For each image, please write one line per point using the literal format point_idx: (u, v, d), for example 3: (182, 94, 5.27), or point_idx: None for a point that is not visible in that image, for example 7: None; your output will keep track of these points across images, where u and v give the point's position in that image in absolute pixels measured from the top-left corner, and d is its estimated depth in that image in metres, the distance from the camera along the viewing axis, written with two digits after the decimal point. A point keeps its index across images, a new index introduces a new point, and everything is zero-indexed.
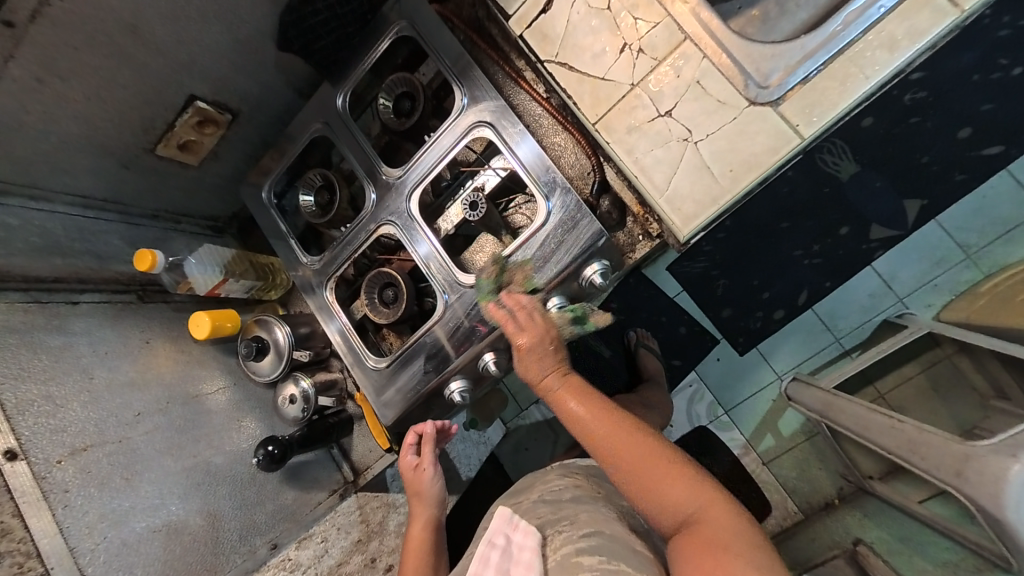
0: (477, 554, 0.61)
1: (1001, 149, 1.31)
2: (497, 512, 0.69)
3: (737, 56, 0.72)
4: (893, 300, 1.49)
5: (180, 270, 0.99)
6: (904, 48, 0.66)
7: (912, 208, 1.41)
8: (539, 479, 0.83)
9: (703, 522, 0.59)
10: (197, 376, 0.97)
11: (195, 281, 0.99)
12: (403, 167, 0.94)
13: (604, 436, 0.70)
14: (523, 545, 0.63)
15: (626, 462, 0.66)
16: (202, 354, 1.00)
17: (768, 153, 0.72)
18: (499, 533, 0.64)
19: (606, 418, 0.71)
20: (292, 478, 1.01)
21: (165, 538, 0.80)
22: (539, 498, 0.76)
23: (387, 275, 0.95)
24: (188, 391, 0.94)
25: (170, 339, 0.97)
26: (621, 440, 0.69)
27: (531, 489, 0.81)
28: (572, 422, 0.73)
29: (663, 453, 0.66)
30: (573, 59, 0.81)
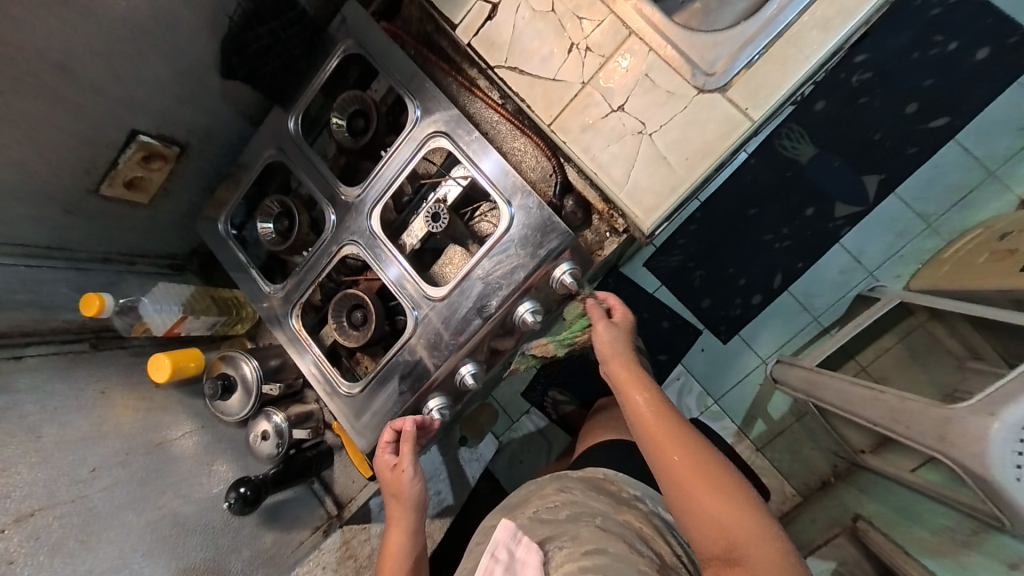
0: (482, 567, 0.61)
1: (946, 120, 1.38)
2: (503, 522, 0.66)
3: (682, 47, 0.74)
4: (863, 274, 1.51)
5: (133, 312, 0.94)
6: (838, 26, 0.68)
7: (870, 184, 1.45)
8: (537, 490, 0.78)
9: (744, 557, 0.57)
10: (158, 424, 0.91)
11: (151, 323, 0.95)
12: (362, 186, 0.92)
13: (665, 436, 0.68)
14: (526, 562, 0.61)
15: (680, 467, 0.64)
16: (166, 400, 0.95)
17: (720, 139, 0.72)
18: (503, 547, 0.62)
19: (667, 416, 0.70)
20: (271, 519, 0.97)
21: None
22: (534, 515, 0.72)
23: (354, 296, 0.93)
24: (151, 439, 0.89)
25: (128, 387, 0.92)
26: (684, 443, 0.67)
27: (529, 501, 0.76)
28: (634, 415, 0.72)
29: (718, 473, 0.63)
30: (522, 64, 0.82)
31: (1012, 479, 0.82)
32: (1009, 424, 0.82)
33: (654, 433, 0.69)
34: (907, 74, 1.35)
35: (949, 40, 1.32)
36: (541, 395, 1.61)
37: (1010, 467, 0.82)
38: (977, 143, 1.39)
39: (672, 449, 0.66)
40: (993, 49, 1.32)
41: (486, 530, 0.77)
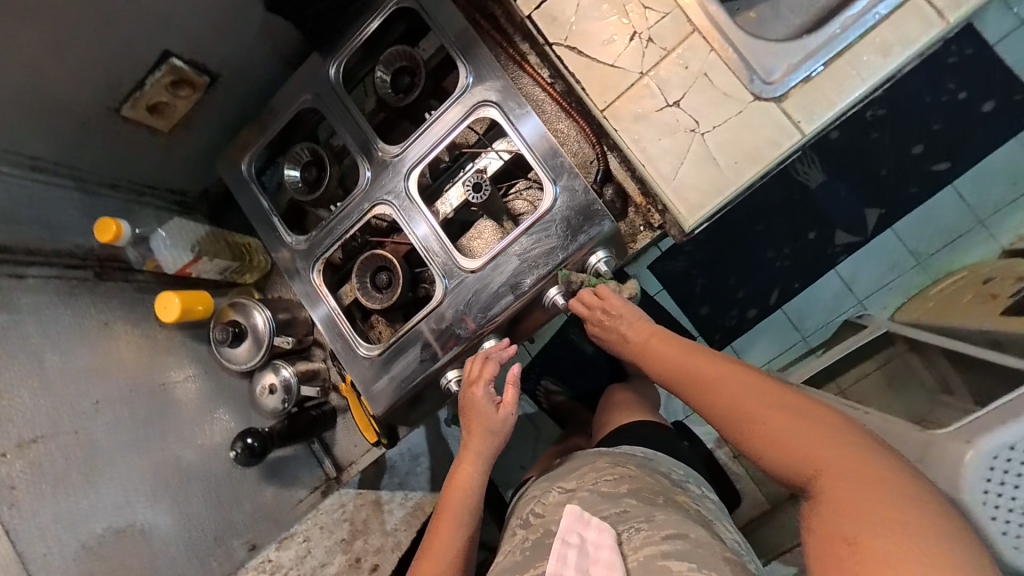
0: (554, 554, 0.60)
1: (948, 164, 1.46)
2: (567, 507, 0.65)
3: (743, 52, 0.76)
4: (854, 301, 1.60)
5: (145, 246, 0.90)
6: (897, 53, 0.71)
7: (872, 215, 1.51)
8: (589, 465, 0.79)
9: (831, 477, 0.55)
10: (158, 365, 0.88)
11: (162, 260, 0.91)
12: (402, 145, 0.90)
13: (709, 383, 0.67)
14: (599, 544, 0.61)
15: (734, 409, 0.64)
16: (169, 341, 0.91)
17: (770, 146, 0.74)
18: (572, 532, 0.62)
19: (707, 363, 0.69)
20: (271, 475, 0.95)
21: (130, 537, 0.75)
22: (593, 488, 0.73)
23: (381, 258, 0.91)
24: (154, 380, 0.86)
25: (132, 322, 0.88)
26: (731, 383, 0.66)
27: (581, 474, 0.78)
28: (674, 373, 0.72)
29: (778, 404, 0.62)
30: (582, 45, 0.82)
31: (981, 504, 0.82)
32: (983, 451, 0.82)
33: (699, 381, 0.68)
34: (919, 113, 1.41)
35: (960, 88, 1.38)
36: (535, 383, 1.61)
37: (980, 491, 0.82)
38: (969, 190, 1.49)
39: (723, 394, 0.66)
40: (997, 103, 1.40)
41: (534, 502, 0.78)
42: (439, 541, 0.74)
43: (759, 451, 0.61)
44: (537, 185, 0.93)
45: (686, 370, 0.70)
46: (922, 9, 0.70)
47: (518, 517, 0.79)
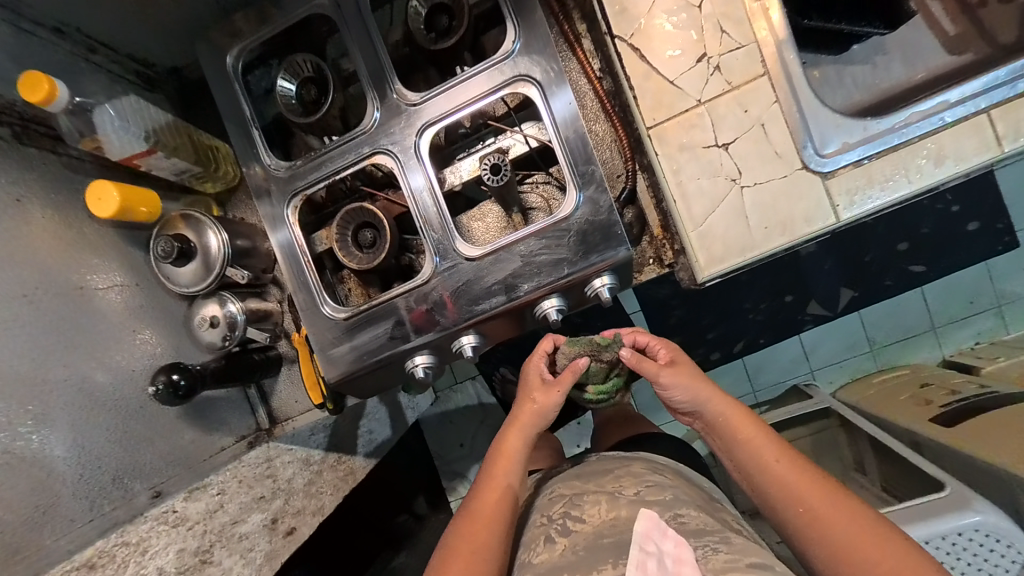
0: (632, 560, 0.56)
1: (925, 268, 1.53)
2: (644, 513, 0.63)
3: (805, 115, 0.73)
4: (806, 369, 1.67)
5: (85, 118, 0.76)
6: (948, 165, 0.70)
7: (845, 295, 1.58)
8: (625, 471, 0.77)
9: None
10: (82, 264, 0.77)
11: (105, 141, 0.78)
12: (423, 94, 0.80)
13: (797, 482, 0.66)
14: (681, 560, 0.56)
15: (809, 514, 0.63)
16: (99, 240, 0.81)
17: (804, 221, 0.73)
18: (650, 540, 0.58)
19: (793, 461, 0.67)
20: (194, 415, 0.86)
21: (23, 467, 0.63)
22: (636, 497, 0.69)
23: (370, 214, 0.83)
24: (71, 281, 0.75)
25: (53, 208, 0.75)
26: (812, 488, 0.65)
27: (618, 478, 0.74)
28: (752, 458, 0.70)
29: (863, 524, 0.60)
30: (645, 49, 0.74)
31: None
32: None
33: (775, 474, 0.67)
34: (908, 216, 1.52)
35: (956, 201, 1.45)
36: (493, 368, 1.55)
37: None
38: (936, 297, 1.57)
39: (808, 498, 0.64)
40: (981, 225, 1.49)
41: (566, 498, 0.73)
42: (487, 510, 0.70)
43: (808, 532, 0.63)
44: (556, 183, 0.86)
45: (744, 441, 0.71)
46: (980, 128, 0.70)
47: (542, 513, 0.73)
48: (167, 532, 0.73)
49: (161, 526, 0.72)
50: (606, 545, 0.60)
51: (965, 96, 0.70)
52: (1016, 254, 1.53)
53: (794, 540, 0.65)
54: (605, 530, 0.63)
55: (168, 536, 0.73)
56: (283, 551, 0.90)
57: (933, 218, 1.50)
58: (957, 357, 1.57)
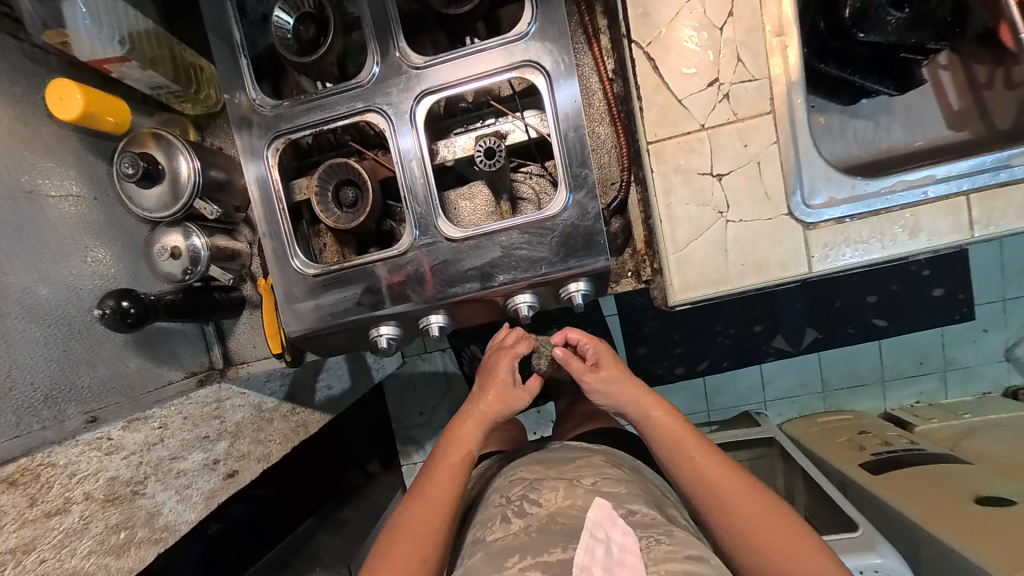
0: (582, 545, 0.58)
1: (887, 323, 1.61)
2: (598, 502, 0.64)
3: (800, 161, 0.74)
4: (760, 398, 1.72)
5: (53, 10, 0.70)
6: (920, 238, 0.73)
7: (809, 335, 1.64)
8: (587, 462, 0.79)
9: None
10: (36, 167, 0.73)
11: (76, 38, 0.73)
12: (428, 58, 0.78)
13: (708, 469, 0.71)
14: (626, 548, 0.59)
15: (719, 497, 0.69)
16: (59, 144, 0.77)
17: (778, 266, 0.75)
18: (601, 528, 0.60)
19: (706, 450, 0.73)
20: (144, 343, 0.85)
21: None
22: (592, 487, 0.72)
23: (354, 172, 0.81)
24: (21, 182, 0.71)
25: (11, 100, 0.71)
26: (722, 473, 0.71)
27: (578, 470, 0.77)
28: (669, 448, 0.75)
29: (764, 506, 0.67)
30: (660, 61, 0.74)
31: None
32: None
33: (691, 462, 0.72)
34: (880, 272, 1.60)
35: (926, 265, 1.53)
36: (463, 345, 1.57)
37: None
38: (891, 352, 1.65)
39: (720, 483, 0.70)
40: (945, 292, 1.58)
41: (526, 481, 0.75)
42: (439, 492, 0.73)
43: (718, 514, 0.68)
44: (548, 177, 0.88)
45: (661, 434, 0.76)
46: (957, 209, 0.73)
47: (502, 495, 0.75)
48: (99, 459, 0.70)
49: (95, 453, 0.70)
50: (557, 530, 0.63)
51: (951, 174, 0.72)
52: (971, 325, 1.61)
53: (714, 529, 0.69)
54: (560, 514, 0.66)
55: (101, 463, 0.70)
56: (222, 492, 0.91)
57: (902, 276, 1.57)
58: (896, 412, 1.66)
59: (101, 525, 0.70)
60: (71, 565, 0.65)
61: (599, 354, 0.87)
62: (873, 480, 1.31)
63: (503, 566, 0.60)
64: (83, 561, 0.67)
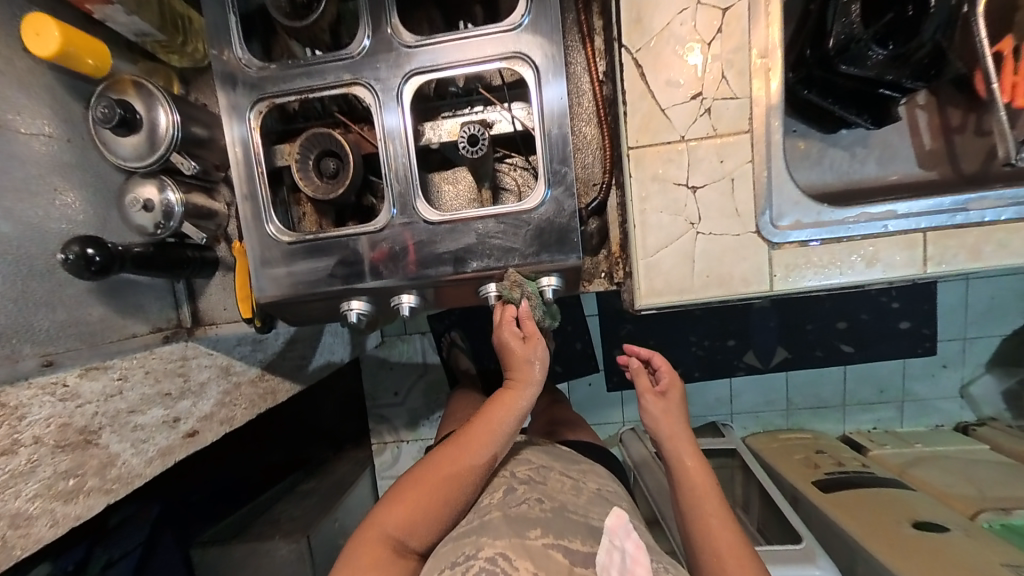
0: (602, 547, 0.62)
1: (852, 349, 1.66)
2: (614, 508, 0.63)
3: (773, 183, 0.76)
4: (726, 410, 1.75)
5: None
6: (877, 269, 0.76)
7: (779, 353, 1.68)
8: (592, 471, 0.87)
9: None
10: (7, 100, 0.72)
11: None
12: (420, 38, 0.78)
13: (713, 518, 0.78)
14: (637, 560, 0.58)
15: (715, 543, 0.75)
16: (34, 81, 0.76)
17: (741, 281, 0.77)
18: (614, 534, 0.61)
19: (716, 501, 0.80)
20: (108, 293, 0.85)
21: None
22: (597, 492, 0.80)
23: (337, 143, 0.82)
24: None
25: None
26: (724, 526, 0.77)
27: (584, 474, 0.84)
28: (686, 484, 0.82)
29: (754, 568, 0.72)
30: (648, 68, 0.75)
31: None
32: None
33: (699, 505, 0.79)
34: (851, 300, 1.66)
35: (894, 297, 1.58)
36: (443, 329, 1.60)
37: None
38: (853, 379, 1.71)
39: (718, 531, 0.76)
40: (910, 325, 1.64)
41: (533, 467, 0.81)
42: (422, 494, 0.71)
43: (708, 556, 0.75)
44: (532, 171, 0.89)
45: (685, 470, 0.84)
46: (913, 245, 0.75)
47: (509, 469, 0.80)
48: (51, 404, 0.70)
49: (48, 398, 0.70)
50: (570, 519, 0.70)
51: (912, 211, 0.75)
52: (931, 359, 1.67)
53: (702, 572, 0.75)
54: (569, 505, 0.73)
55: (54, 407, 0.71)
56: (179, 450, 0.91)
57: (870, 305, 1.63)
58: (852, 435, 1.71)
59: (49, 470, 0.70)
60: (15, 506, 0.66)
61: (673, 384, 0.94)
62: (822, 498, 1.36)
63: (524, 535, 0.66)
64: (28, 503, 0.67)
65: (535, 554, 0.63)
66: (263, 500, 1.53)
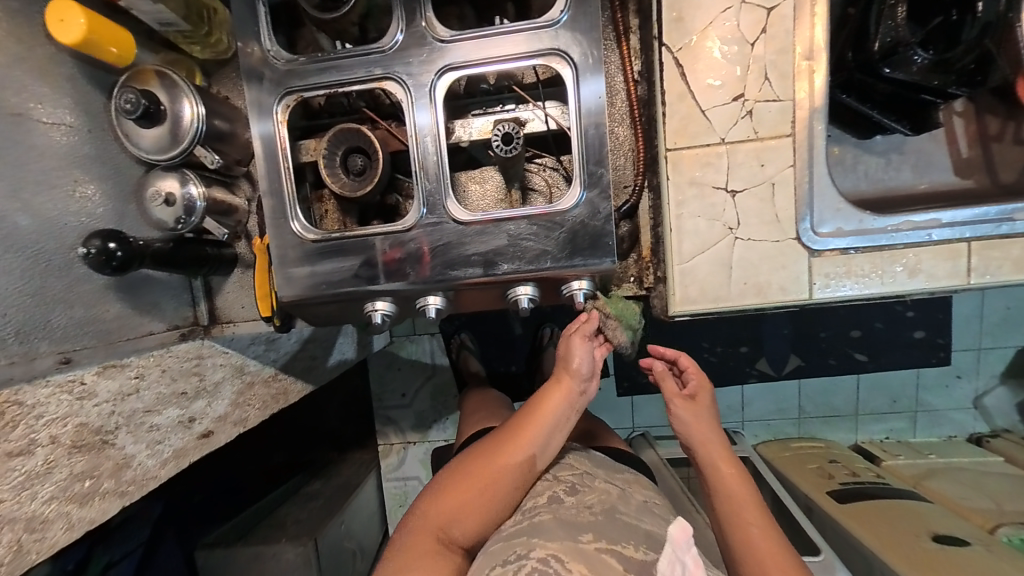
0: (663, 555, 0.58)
1: (868, 358, 1.64)
2: (680, 519, 0.58)
3: (813, 189, 0.74)
4: (739, 417, 1.73)
5: None
6: (919, 280, 0.74)
7: (793, 361, 1.66)
8: (635, 478, 0.85)
9: None
10: (28, 89, 0.70)
11: None
12: (454, 33, 0.76)
13: (751, 521, 0.74)
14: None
15: (755, 547, 0.71)
16: (55, 69, 0.74)
17: (779, 289, 0.75)
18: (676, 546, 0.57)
19: (753, 505, 0.76)
20: (125, 289, 0.82)
21: None
22: (643, 503, 0.78)
23: (366, 140, 0.80)
24: (11, 103, 0.68)
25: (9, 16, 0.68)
26: (764, 530, 0.73)
27: (626, 480, 0.83)
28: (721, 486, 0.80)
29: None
30: (688, 68, 0.73)
31: None
32: None
33: (735, 507, 0.77)
34: (866, 309, 1.64)
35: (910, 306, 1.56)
36: (453, 331, 1.55)
37: None
38: (868, 388, 1.69)
39: (757, 534, 0.73)
40: (925, 335, 1.62)
41: (578, 470, 0.79)
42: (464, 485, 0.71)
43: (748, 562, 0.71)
44: (562, 172, 0.87)
45: (718, 472, 0.82)
46: (956, 255, 0.74)
47: (551, 473, 0.78)
48: (69, 402, 0.68)
49: (65, 397, 0.68)
50: (622, 524, 0.69)
51: (956, 221, 0.73)
52: (946, 369, 1.66)
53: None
54: (616, 511, 0.72)
55: (70, 407, 0.68)
56: (193, 451, 0.88)
57: (885, 314, 1.62)
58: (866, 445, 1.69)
59: (66, 472, 0.68)
60: (30, 509, 0.63)
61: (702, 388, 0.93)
62: (840, 510, 1.34)
63: (578, 539, 0.64)
64: (44, 507, 0.65)
65: (590, 559, 0.62)
66: (270, 501, 1.50)
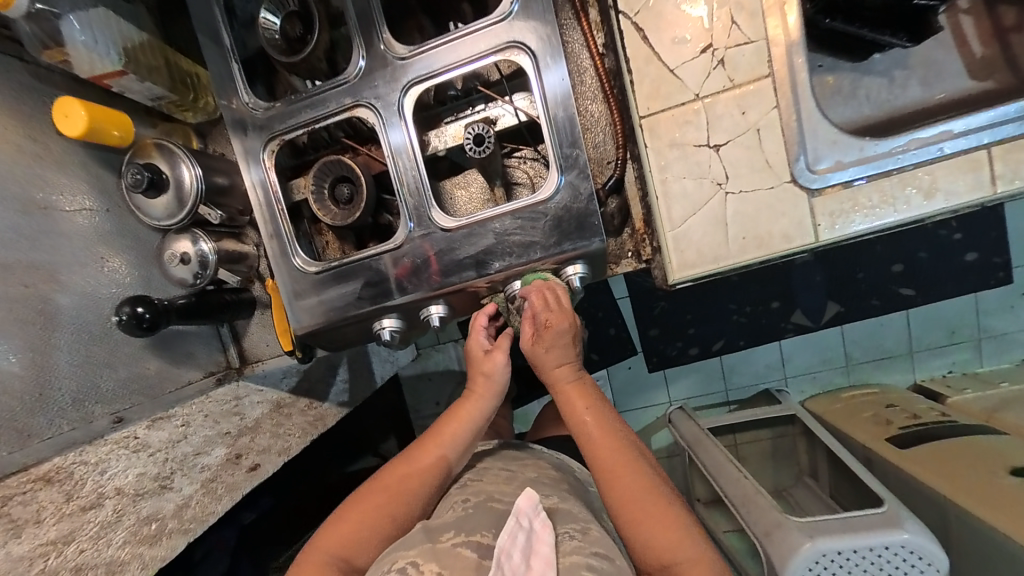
0: (506, 529, 0.61)
1: (913, 293, 1.53)
2: (525, 492, 0.68)
3: (803, 126, 0.71)
4: (779, 376, 1.65)
5: (48, 26, 0.71)
6: (937, 200, 0.69)
7: (830, 309, 1.58)
8: (533, 463, 0.88)
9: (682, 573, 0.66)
10: (47, 181, 0.77)
11: (74, 55, 0.75)
12: (411, 48, 0.77)
13: (609, 460, 0.75)
14: (540, 539, 0.63)
15: (613, 483, 0.73)
16: (65, 156, 0.80)
17: (783, 238, 0.72)
18: (524, 515, 0.64)
19: (610, 443, 0.76)
20: (160, 345, 0.89)
21: None
22: (531, 478, 0.82)
23: (346, 167, 0.83)
24: (34, 196, 0.75)
25: (21, 118, 0.75)
26: (621, 465, 0.74)
27: (521, 466, 0.86)
28: (580, 430, 0.78)
29: (659, 496, 0.72)
30: (650, 29, 0.71)
31: None
32: (817, 547, 0.98)
33: (597, 452, 0.75)
34: (904, 240, 1.53)
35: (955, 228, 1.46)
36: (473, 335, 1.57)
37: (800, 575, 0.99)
38: (920, 324, 1.58)
39: (616, 469, 0.74)
40: (978, 256, 1.50)
41: (474, 470, 0.85)
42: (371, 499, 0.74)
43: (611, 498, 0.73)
44: (541, 161, 0.87)
45: (571, 413, 0.79)
46: (978, 166, 0.68)
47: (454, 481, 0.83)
48: (126, 456, 0.75)
49: (121, 451, 0.75)
50: (491, 513, 0.71)
51: (970, 128, 0.68)
52: (1007, 290, 1.52)
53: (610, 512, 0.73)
54: (494, 497, 0.75)
55: (126, 461, 0.75)
56: (244, 484, 0.94)
57: (928, 242, 1.51)
58: (926, 384, 1.58)
59: (133, 517, 0.75)
60: (109, 553, 0.71)
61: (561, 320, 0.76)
62: (902, 458, 1.25)
63: (435, 539, 0.65)
64: (118, 550, 0.72)
65: (441, 555, 0.62)
66: None
